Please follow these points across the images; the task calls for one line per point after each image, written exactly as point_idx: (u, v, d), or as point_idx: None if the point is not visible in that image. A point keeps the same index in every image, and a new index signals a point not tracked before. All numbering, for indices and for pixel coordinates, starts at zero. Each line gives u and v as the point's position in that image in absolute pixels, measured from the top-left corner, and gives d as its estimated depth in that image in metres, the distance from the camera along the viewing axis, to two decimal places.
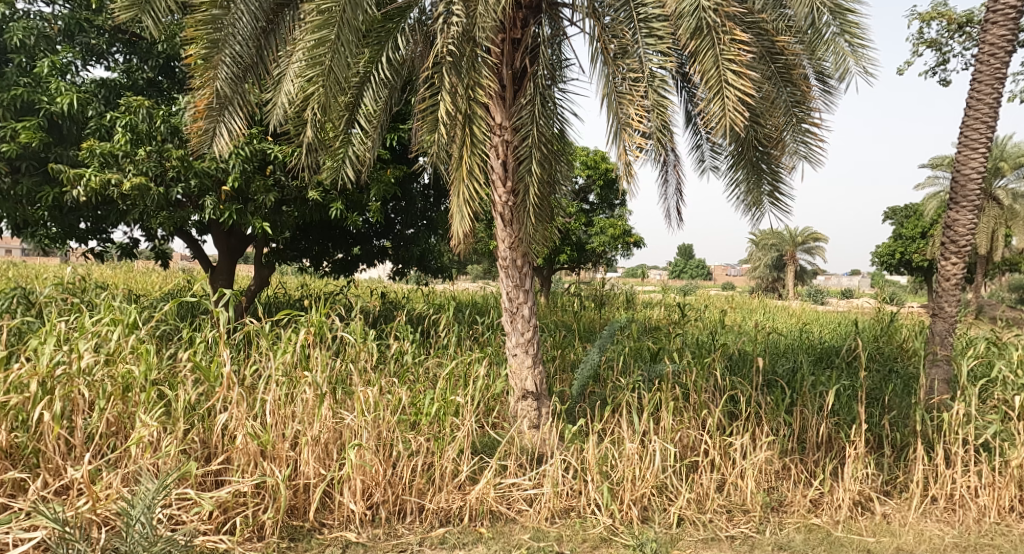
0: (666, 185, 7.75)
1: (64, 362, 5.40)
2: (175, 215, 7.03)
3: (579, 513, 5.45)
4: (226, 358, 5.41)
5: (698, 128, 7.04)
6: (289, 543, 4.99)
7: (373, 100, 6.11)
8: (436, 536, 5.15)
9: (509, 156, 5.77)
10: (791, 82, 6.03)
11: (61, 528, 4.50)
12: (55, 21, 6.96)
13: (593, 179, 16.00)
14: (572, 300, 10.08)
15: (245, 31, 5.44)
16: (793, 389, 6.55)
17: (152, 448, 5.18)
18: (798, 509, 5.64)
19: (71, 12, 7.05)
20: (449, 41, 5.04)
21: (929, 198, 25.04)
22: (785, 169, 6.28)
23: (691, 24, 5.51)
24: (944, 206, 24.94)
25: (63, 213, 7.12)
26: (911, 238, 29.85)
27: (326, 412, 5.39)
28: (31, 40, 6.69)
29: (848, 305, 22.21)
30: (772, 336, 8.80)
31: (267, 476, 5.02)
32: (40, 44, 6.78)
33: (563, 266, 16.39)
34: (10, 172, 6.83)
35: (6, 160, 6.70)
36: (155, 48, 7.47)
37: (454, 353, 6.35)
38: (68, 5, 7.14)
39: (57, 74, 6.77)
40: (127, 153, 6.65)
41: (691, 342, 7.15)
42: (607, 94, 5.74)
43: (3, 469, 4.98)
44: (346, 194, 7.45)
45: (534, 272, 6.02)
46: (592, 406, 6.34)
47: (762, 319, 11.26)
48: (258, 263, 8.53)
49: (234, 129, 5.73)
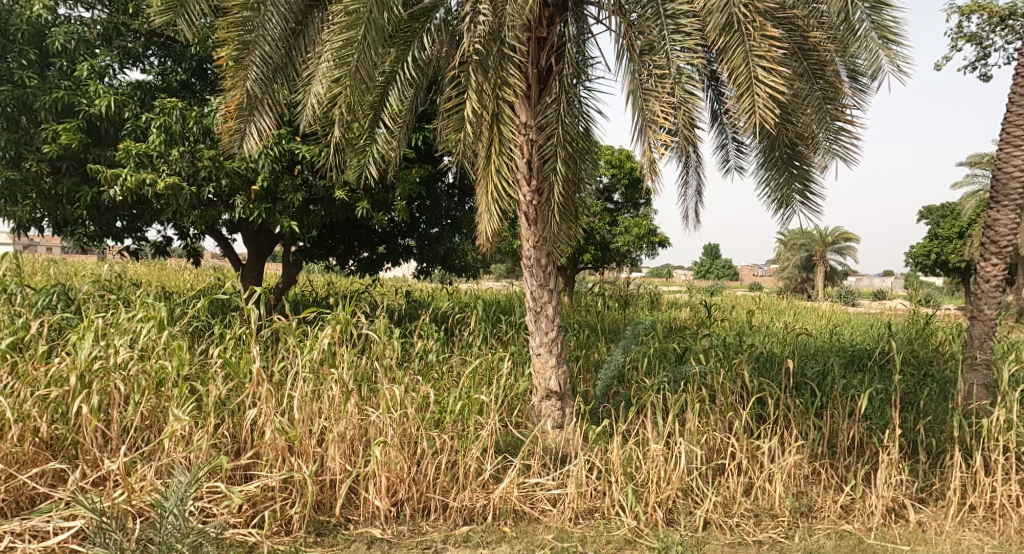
0: (688, 185, 7.55)
1: (101, 357, 5.55)
2: (206, 214, 7.13)
3: (604, 514, 5.42)
4: (255, 355, 5.49)
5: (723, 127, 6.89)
6: (316, 538, 5.07)
7: (398, 100, 6.01)
8: (460, 534, 5.17)
9: (534, 156, 5.65)
10: (824, 78, 5.90)
11: (98, 519, 4.68)
12: (94, 26, 7.14)
13: (618, 178, 15.98)
14: (596, 298, 10.00)
15: (276, 32, 5.50)
16: (824, 392, 6.39)
17: (184, 442, 5.33)
18: (829, 515, 5.54)
19: (109, 16, 7.19)
20: (475, 40, 5.08)
21: (967, 198, 24.34)
22: (816, 168, 6.12)
23: (721, 20, 5.49)
24: (984, 205, 24.18)
25: (100, 212, 7.29)
26: (948, 238, 29.11)
27: (351, 409, 5.44)
28: (72, 45, 6.82)
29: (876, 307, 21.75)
30: (800, 337, 8.62)
31: (294, 472, 5.12)
32: (79, 49, 6.90)
33: (586, 266, 16.35)
34: (51, 171, 7.02)
35: (47, 160, 6.91)
36: (188, 51, 7.59)
37: (476, 352, 6.35)
38: (107, 10, 7.28)
39: (96, 77, 6.91)
40: (162, 153, 6.75)
41: (717, 343, 7.03)
42: (632, 92, 5.71)
43: (43, 460, 5.20)
44: (371, 193, 7.51)
45: (558, 272, 5.93)
46: (616, 407, 6.26)
47: (790, 320, 11.09)
48: (285, 261, 8.80)
49: (264, 129, 5.79)
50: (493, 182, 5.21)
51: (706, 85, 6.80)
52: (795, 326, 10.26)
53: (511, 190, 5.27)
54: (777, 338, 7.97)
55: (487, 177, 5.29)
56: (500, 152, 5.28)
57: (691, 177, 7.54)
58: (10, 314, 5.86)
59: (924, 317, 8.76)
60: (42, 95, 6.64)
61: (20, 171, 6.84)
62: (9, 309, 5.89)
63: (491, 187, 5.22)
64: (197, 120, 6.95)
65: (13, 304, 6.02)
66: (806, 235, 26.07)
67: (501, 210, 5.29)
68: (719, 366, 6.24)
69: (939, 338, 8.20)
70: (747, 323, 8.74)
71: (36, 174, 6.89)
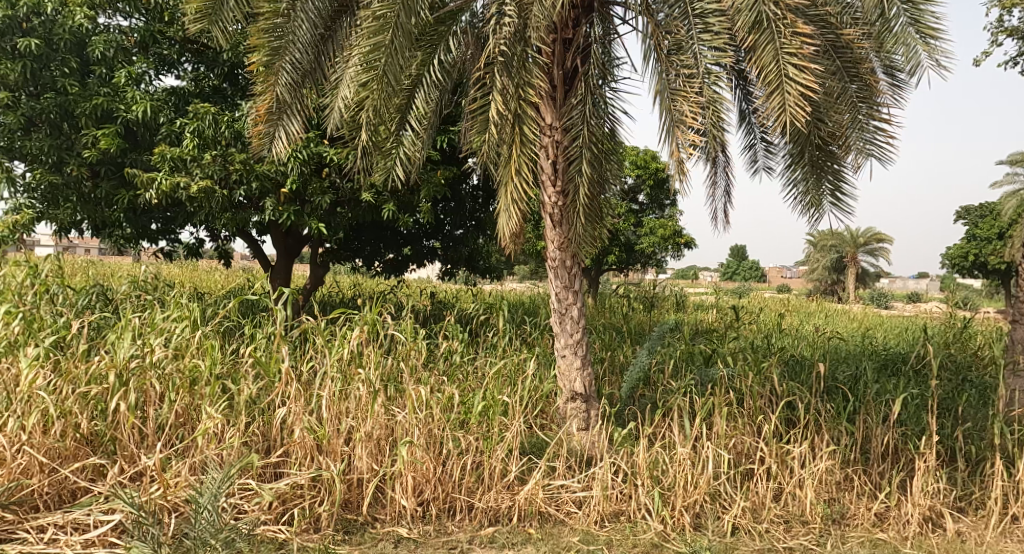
0: (716, 186, 7.40)
1: (138, 356, 5.70)
2: (237, 216, 7.24)
3: (630, 517, 5.39)
4: (284, 355, 5.58)
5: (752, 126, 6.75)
6: (344, 536, 5.13)
7: (425, 101, 6.02)
8: (486, 535, 5.19)
9: (559, 156, 5.64)
10: (857, 77, 5.76)
11: (136, 513, 4.82)
12: (131, 34, 7.34)
13: (643, 179, 15.94)
14: (620, 300, 9.97)
15: (306, 38, 5.59)
16: (857, 397, 6.26)
17: (216, 440, 5.45)
18: (862, 523, 5.43)
19: (146, 24, 7.40)
20: (500, 41, 5.14)
21: (1008, 197, 23.70)
22: (849, 169, 5.96)
23: (751, 18, 5.42)
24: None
25: (137, 214, 7.49)
26: (989, 239, 28.42)
27: (378, 409, 5.48)
28: (111, 53, 7.03)
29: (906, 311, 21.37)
30: (833, 341, 8.46)
31: (322, 471, 5.19)
32: (118, 57, 7.11)
33: (611, 267, 16.34)
34: (90, 176, 7.24)
35: (87, 165, 7.12)
36: (220, 56, 7.66)
37: (501, 353, 6.36)
38: (144, 18, 7.49)
39: (132, 83, 7.08)
40: (195, 158, 6.92)
41: (746, 346, 6.92)
42: (659, 93, 5.65)
43: (84, 455, 5.37)
44: (397, 195, 7.56)
45: (583, 273, 5.90)
46: (642, 409, 6.21)
47: (821, 323, 10.90)
48: (313, 263, 8.89)
49: (292, 132, 5.89)
50: (513, 183, 5.24)
51: (734, 84, 6.69)
52: (823, 328, 10.08)
53: (533, 190, 5.29)
54: (808, 340, 7.82)
55: (508, 177, 5.33)
56: (522, 152, 5.30)
57: (718, 177, 7.40)
58: (52, 314, 6.10)
59: (961, 320, 8.53)
60: (83, 102, 6.85)
61: (62, 176, 7.06)
62: (51, 308, 6.14)
63: (511, 188, 5.25)
64: (230, 124, 7.10)
65: (55, 304, 6.28)
66: (839, 235, 25.66)
67: (521, 210, 5.32)
68: (747, 369, 6.14)
69: (977, 343, 7.97)
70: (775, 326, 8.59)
71: (76, 177, 7.09)
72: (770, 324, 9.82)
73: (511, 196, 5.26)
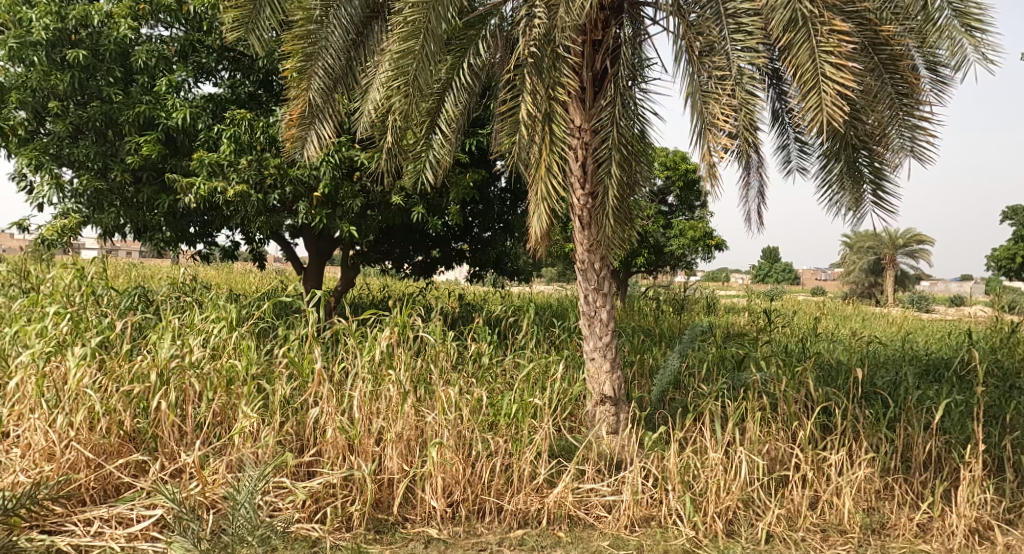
0: (749, 187, 7.25)
1: (177, 356, 5.87)
2: (272, 220, 7.43)
3: (661, 523, 5.32)
4: (316, 355, 5.70)
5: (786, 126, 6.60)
6: (375, 536, 5.18)
7: (454, 104, 6.03)
8: (515, 537, 5.18)
9: (588, 158, 5.65)
10: (897, 73, 5.59)
11: (176, 508, 4.95)
12: (172, 44, 7.56)
13: (672, 180, 15.90)
14: (649, 302, 9.92)
15: (338, 44, 5.69)
16: (897, 403, 6.09)
17: (252, 439, 5.56)
18: (904, 533, 5.26)
19: (186, 34, 7.62)
20: (530, 43, 5.16)
21: None
22: (889, 168, 5.80)
23: (785, 17, 5.31)
24: None
25: (176, 218, 7.69)
26: None
27: (408, 410, 5.52)
28: (152, 62, 7.25)
29: (945, 314, 20.86)
30: (872, 346, 8.27)
31: (353, 470, 5.25)
32: (160, 65, 7.34)
33: (641, 270, 16.30)
34: (133, 181, 7.48)
35: (130, 170, 7.36)
36: (255, 64, 7.93)
37: (530, 355, 6.38)
38: (183, 27, 7.68)
39: (173, 91, 7.27)
40: (232, 162, 7.06)
41: (779, 349, 6.79)
42: (691, 94, 5.57)
43: (127, 452, 5.54)
44: (426, 198, 7.66)
45: (613, 275, 5.87)
46: (673, 413, 6.15)
47: (858, 326, 10.69)
48: (344, 266, 9.03)
49: (324, 135, 6.00)
50: (543, 184, 5.23)
51: (768, 83, 6.55)
52: (860, 333, 9.83)
53: (563, 191, 5.30)
54: (845, 344, 7.66)
55: (539, 178, 5.33)
56: (554, 153, 5.29)
57: (751, 177, 7.24)
58: (98, 315, 6.36)
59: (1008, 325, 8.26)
60: (126, 110, 7.07)
61: (107, 182, 7.31)
62: (97, 309, 6.41)
63: (542, 187, 5.24)
64: (264, 129, 7.27)
65: (100, 305, 6.53)
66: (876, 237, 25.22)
67: (551, 210, 5.30)
68: (781, 373, 6.02)
69: None
70: (812, 330, 8.38)
71: (120, 183, 7.34)
72: (805, 328, 9.62)
73: (540, 197, 5.26)
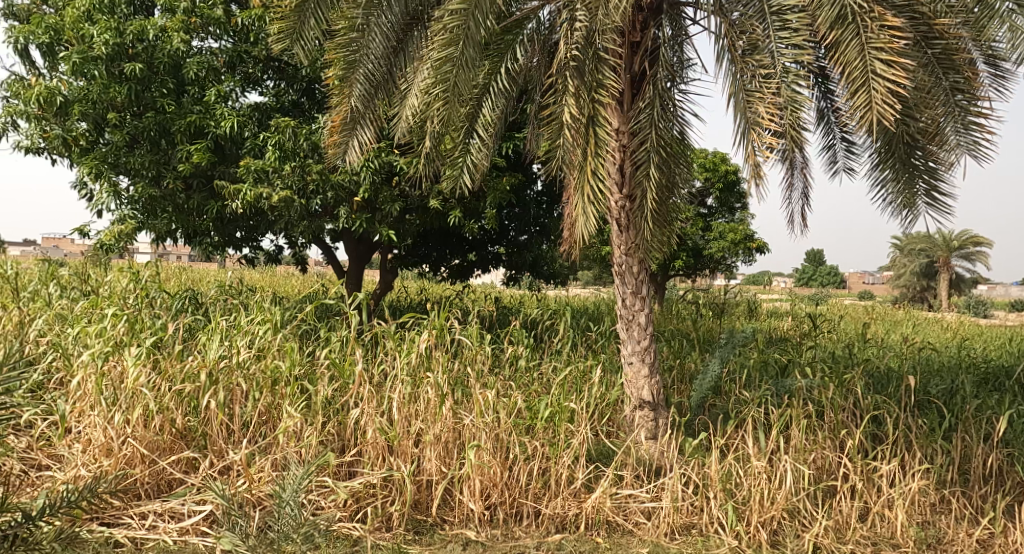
0: (793, 189, 7.06)
1: (225, 356, 6.06)
2: (313, 224, 7.59)
3: (702, 531, 5.20)
4: (357, 357, 5.81)
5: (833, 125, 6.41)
6: (414, 536, 5.18)
7: (491, 110, 6.00)
8: (553, 542, 5.12)
9: (626, 160, 5.59)
10: (954, 68, 5.36)
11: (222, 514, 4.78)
12: (220, 55, 7.77)
13: (712, 183, 15.65)
14: (689, 306, 9.81)
15: (379, 51, 5.79)
16: (954, 413, 5.85)
17: (296, 438, 5.66)
18: (962, 549, 5.02)
19: (233, 45, 7.82)
20: (571, 46, 5.12)
21: None
22: (945, 167, 5.57)
23: (833, 13, 5.15)
24: None
25: (224, 222, 7.92)
26: None
27: (446, 412, 5.55)
28: (203, 74, 7.53)
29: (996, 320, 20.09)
30: (927, 353, 8.00)
31: (393, 471, 5.28)
32: (209, 77, 7.62)
33: (680, 273, 16.11)
34: (185, 188, 7.74)
35: (181, 178, 7.63)
36: (300, 73, 8.06)
37: (566, 359, 6.37)
38: (232, 39, 7.93)
39: (221, 101, 7.52)
40: (276, 169, 7.23)
41: (826, 356, 6.62)
42: (735, 94, 5.44)
43: (179, 448, 5.70)
44: (463, 202, 7.73)
45: (652, 279, 5.81)
46: (713, 420, 6.03)
47: (909, 332, 10.35)
48: (384, 269, 9.20)
49: (366, 142, 6.07)
50: (587, 187, 5.16)
51: (813, 81, 6.38)
52: (913, 340, 9.51)
53: (606, 195, 5.24)
54: (897, 350, 7.43)
55: (581, 182, 5.27)
56: (597, 155, 5.22)
57: (795, 179, 7.04)
58: (151, 316, 6.63)
59: None
60: (178, 119, 7.35)
61: (161, 189, 7.58)
62: (151, 311, 6.68)
63: (587, 190, 5.16)
64: (307, 136, 7.33)
65: (153, 307, 6.81)
66: (931, 239, 24.39)
67: (598, 213, 5.21)
68: (827, 380, 5.86)
69: None
70: (859, 336, 8.18)
71: (172, 191, 7.60)
72: (853, 334, 9.36)
73: (582, 200, 5.20)
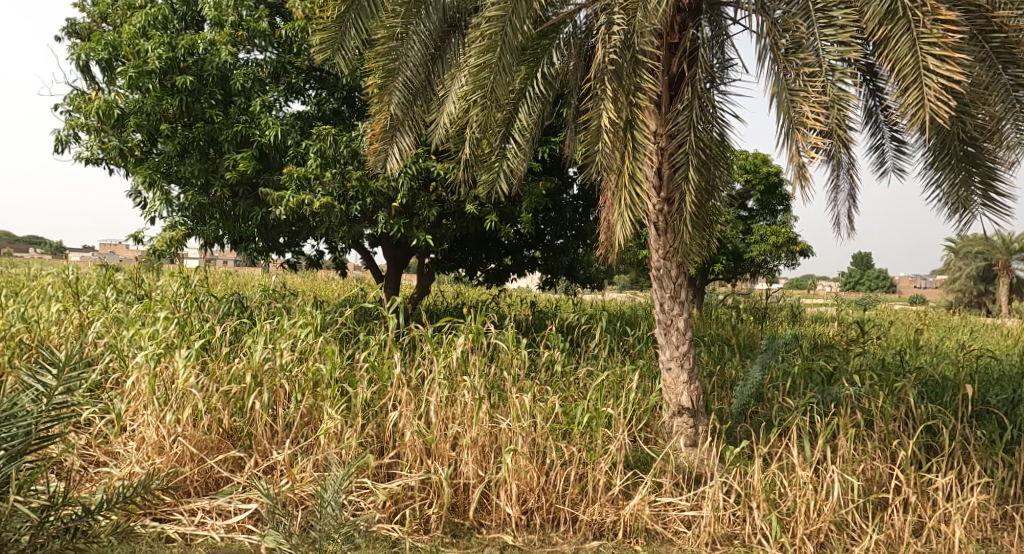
0: (839, 190, 6.86)
1: (270, 358, 6.15)
2: (352, 229, 7.71)
3: (744, 542, 5.07)
4: (395, 360, 5.89)
5: (882, 124, 6.20)
6: (451, 539, 5.15)
7: (528, 114, 6.05)
8: (591, 548, 5.06)
9: (664, 163, 5.48)
10: (1013, 62, 5.11)
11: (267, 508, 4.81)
12: (265, 66, 7.93)
13: (752, 185, 15.35)
14: (729, 311, 9.64)
15: (417, 58, 5.87)
16: (1014, 425, 5.60)
17: (336, 439, 5.72)
18: None
19: (278, 56, 7.98)
20: (609, 49, 5.05)
21: None
22: (1003, 165, 5.32)
23: (882, 7, 4.96)
24: None
25: (268, 228, 8.21)
26: None
27: (483, 416, 5.55)
28: (249, 84, 7.66)
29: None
30: (989, 359, 7.70)
31: (430, 473, 5.28)
32: (255, 87, 7.73)
33: (721, 276, 15.85)
34: (231, 195, 7.94)
35: (227, 185, 7.83)
36: (340, 82, 8.23)
37: (604, 365, 6.31)
38: (276, 50, 8.05)
39: (266, 110, 7.64)
40: (318, 176, 7.34)
41: (875, 362, 6.41)
42: (778, 94, 5.29)
43: (226, 447, 5.82)
44: (500, 207, 7.74)
45: (691, 283, 5.70)
46: (755, 428, 5.89)
47: (964, 338, 9.99)
48: (422, 273, 9.34)
49: (405, 149, 6.11)
50: (626, 190, 5.08)
51: (861, 79, 6.19)
52: (970, 346, 9.14)
53: (644, 199, 5.17)
54: (953, 357, 7.15)
55: (620, 186, 5.19)
56: (635, 158, 5.12)
57: (842, 180, 6.84)
58: (200, 319, 6.82)
59: None
60: (225, 129, 7.52)
61: (208, 196, 7.79)
62: (199, 314, 6.87)
63: (624, 194, 5.10)
64: (348, 144, 7.48)
65: (201, 310, 7.01)
66: (988, 242, 23.45)
67: (634, 217, 5.13)
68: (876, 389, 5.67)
69: None
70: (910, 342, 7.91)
71: (220, 199, 7.84)
72: (902, 340, 9.06)
73: (620, 204, 5.13)
